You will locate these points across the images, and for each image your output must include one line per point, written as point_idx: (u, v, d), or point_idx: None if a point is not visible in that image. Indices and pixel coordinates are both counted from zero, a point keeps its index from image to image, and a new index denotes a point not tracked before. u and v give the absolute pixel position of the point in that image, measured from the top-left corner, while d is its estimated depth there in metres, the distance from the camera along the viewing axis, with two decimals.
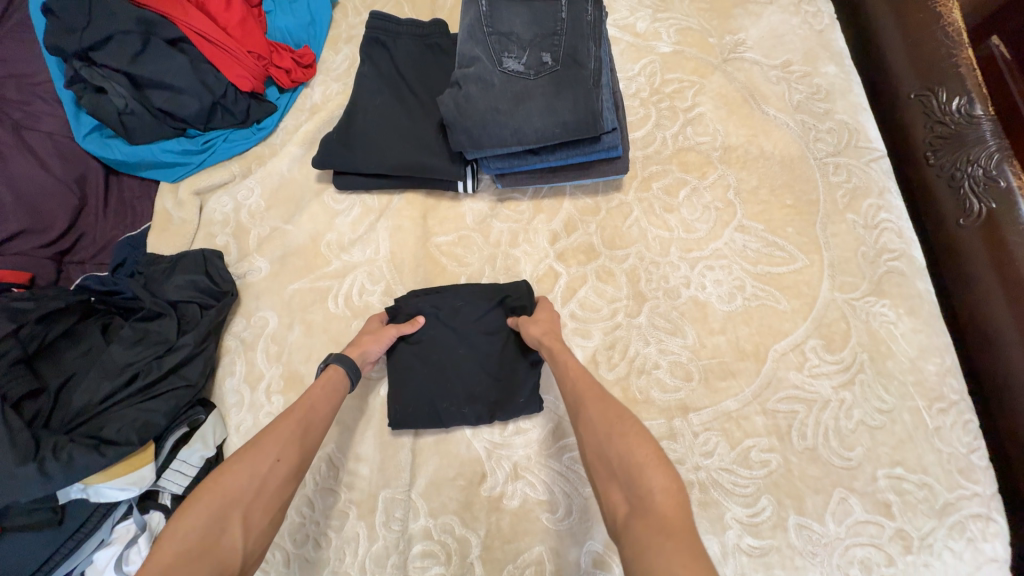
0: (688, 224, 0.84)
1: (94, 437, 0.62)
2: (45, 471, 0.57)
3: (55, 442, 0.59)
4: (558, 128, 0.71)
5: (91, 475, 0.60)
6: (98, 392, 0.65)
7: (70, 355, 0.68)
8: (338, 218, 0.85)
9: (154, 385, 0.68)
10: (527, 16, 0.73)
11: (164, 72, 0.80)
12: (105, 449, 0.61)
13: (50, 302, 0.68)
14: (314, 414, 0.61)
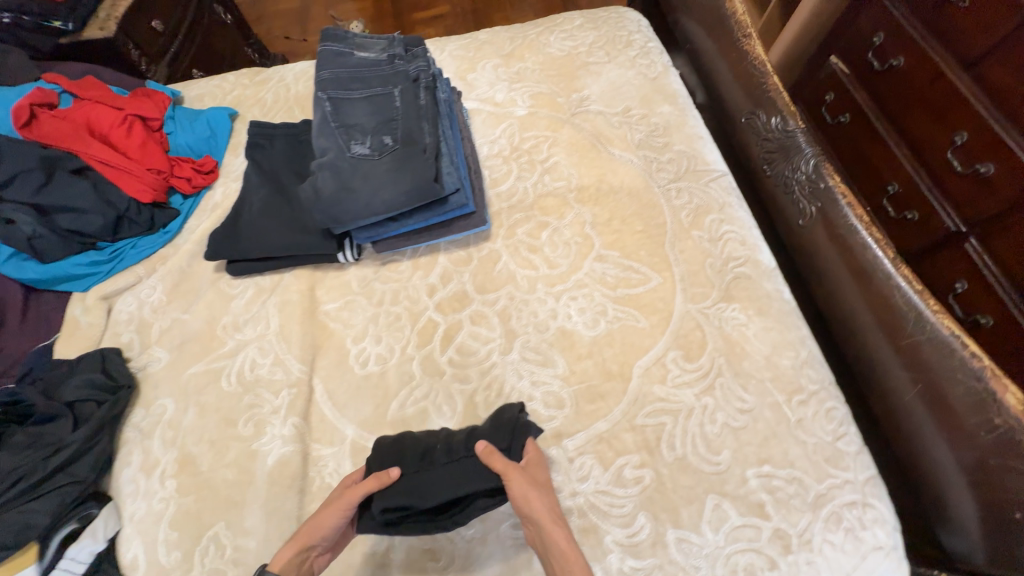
0: (552, 261, 0.92)
1: None
2: None
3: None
4: (402, 197, 0.80)
5: None
6: None
7: None
8: (233, 302, 0.92)
9: (41, 485, 0.72)
10: (367, 109, 0.85)
11: (67, 198, 0.91)
12: None
13: None
14: None
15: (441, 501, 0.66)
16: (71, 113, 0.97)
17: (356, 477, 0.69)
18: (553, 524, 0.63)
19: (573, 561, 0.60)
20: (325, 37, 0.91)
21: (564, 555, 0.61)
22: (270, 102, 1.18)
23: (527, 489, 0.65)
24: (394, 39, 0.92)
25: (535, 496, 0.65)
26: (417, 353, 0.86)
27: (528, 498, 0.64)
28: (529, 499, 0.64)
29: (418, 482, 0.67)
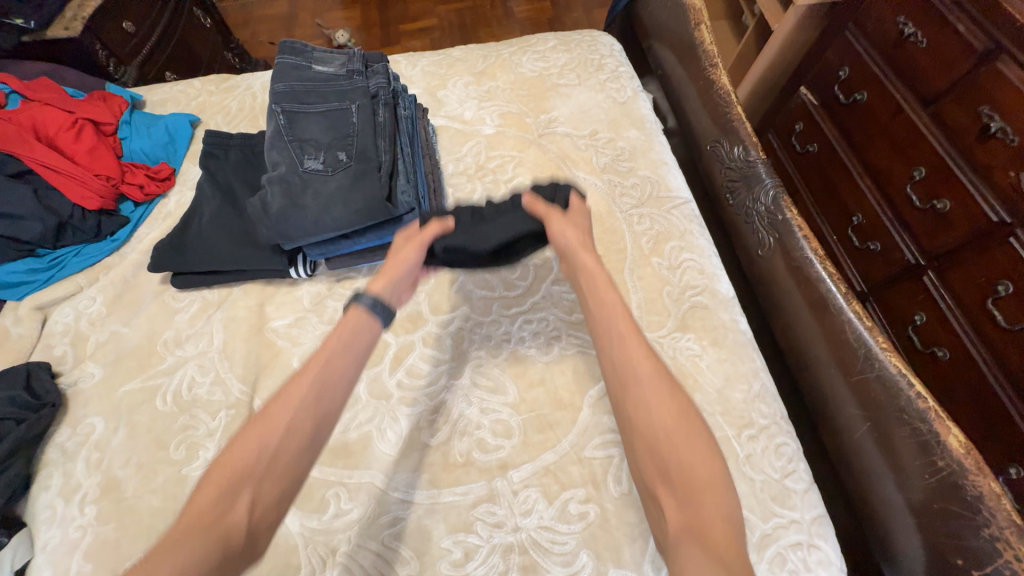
0: (510, 283, 0.90)
1: None
2: None
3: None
4: (353, 216, 0.78)
5: None
6: None
7: None
8: (177, 315, 0.89)
9: None
10: (323, 124, 0.83)
11: (3, 202, 0.88)
12: None
13: None
14: (336, 360, 0.63)
15: (496, 243, 0.74)
16: (18, 116, 0.94)
17: (416, 226, 0.77)
18: (580, 250, 0.73)
19: (599, 278, 0.71)
20: (284, 49, 0.89)
21: (592, 277, 0.71)
22: (234, 110, 1.15)
23: (565, 228, 0.74)
24: (355, 54, 0.91)
25: (572, 234, 0.73)
26: (365, 374, 0.83)
27: (565, 232, 0.73)
28: (565, 233, 0.73)
29: (474, 228, 0.75)
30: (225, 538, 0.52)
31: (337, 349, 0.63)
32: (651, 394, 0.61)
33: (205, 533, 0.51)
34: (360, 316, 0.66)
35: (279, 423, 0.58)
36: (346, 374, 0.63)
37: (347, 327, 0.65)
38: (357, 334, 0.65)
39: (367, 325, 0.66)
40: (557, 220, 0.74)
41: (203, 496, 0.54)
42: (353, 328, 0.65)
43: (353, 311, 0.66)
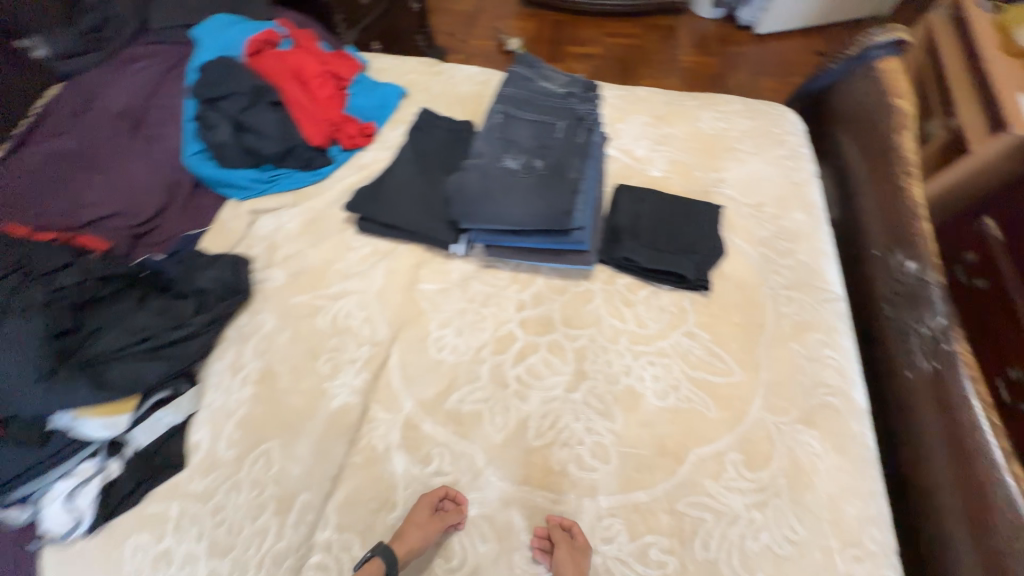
0: (641, 320, 0.93)
1: (99, 376, 0.74)
2: (52, 391, 0.69)
3: (61, 372, 0.71)
4: (532, 219, 0.86)
5: (86, 407, 0.72)
6: (114, 343, 0.78)
7: (109, 310, 0.82)
8: (350, 253, 1.02)
9: (160, 348, 0.82)
10: (530, 131, 0.93)
11: (259, 122, 1.07)
12: (104, 388, 0.73)
13: (115, 266, 0.87)
14: None
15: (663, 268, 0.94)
16: (287, 58, 1.15)
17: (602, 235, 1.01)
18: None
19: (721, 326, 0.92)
20: (517, 60, 1.02)
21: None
22: (436, 94, 1.31)
23: (565, 564, 0.67)
24: (577, 79, 1.00)
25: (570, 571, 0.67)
26: (490, 357, 0.90)
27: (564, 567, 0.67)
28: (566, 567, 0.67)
29: (651, 253, 0.96)
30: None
31: None
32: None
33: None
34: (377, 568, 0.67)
35: None
36: None
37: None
38: None
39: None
40: (564, 549, 0.69)
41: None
42: None
43: (374, 562, 0.68)
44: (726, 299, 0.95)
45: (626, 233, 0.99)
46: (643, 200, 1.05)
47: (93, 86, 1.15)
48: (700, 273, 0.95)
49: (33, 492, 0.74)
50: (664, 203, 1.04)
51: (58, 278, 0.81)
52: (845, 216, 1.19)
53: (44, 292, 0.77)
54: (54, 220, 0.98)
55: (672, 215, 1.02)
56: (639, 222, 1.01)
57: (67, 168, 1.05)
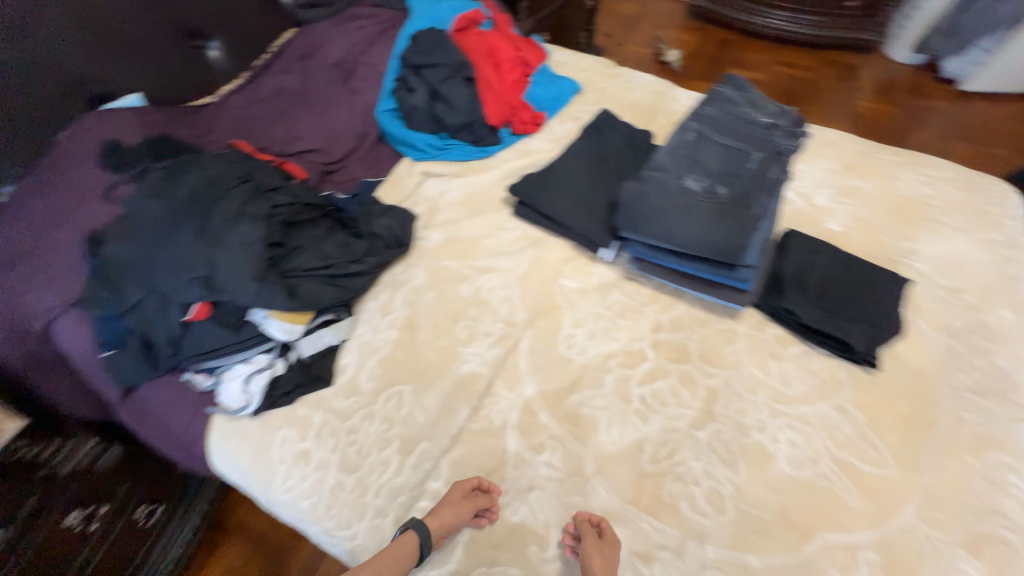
0: (787, 378, 0.87)
1: (291, 287, 0.86)
2: (261, 291, 0.82)
3: (267, 277, 0.85)
4: (702, 244, 0.83)
5: (277, 310, 0.84)
6: (305, 263, 0.89)
7: (305, 233, 0.95)
8: (502, 232, 1.06)
9: (336, 277, 0.92)
10: (721, 156, 0.90)
11: (451, 93, 1.15)
12: (294, 299, 0.85)
13: (313, 197, 0.99)
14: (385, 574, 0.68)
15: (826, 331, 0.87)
16: (488, 39, 1.23)
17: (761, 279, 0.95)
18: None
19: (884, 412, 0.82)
20: (724, 81, 1.00)
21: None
22: (609, 96, 1.31)
23: (593, 555, 0.68)
24: (787, 113, 0.95)
25: (598, 564, 0.67)
26: (616, 369, 0.90)
27: (591, 559, 0.67)
28: (593, 560, 0.67)
29: (816, 311, 0.88)
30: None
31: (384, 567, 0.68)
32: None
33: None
34: (410, 542, 0.70)
35: None
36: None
37: (400, 550, 0.70)
38: (403, 562, 0.69)
39: (411, 554, 0.70)
40: (591, 542, 0.69)
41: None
42: (404, 554, 0.69)
43: (408, 536, 0.71)
44: (893, 383, 0.85)
45: (790, 284, 0.93)
46: (817, 252, 0.97)
47: (320, 36, 1.31)
48: (870, 347, 0.86)
49: (218, 366, 0.88)
50: (840, 262, 0.95)
51: (274, 194, 0.95)
52: None
53: (266, 205, 0.91)
54: (271, 146, 1.14)
55: (848, 277, 0.93)
56: (809, 273, 0.94)
57: (288, 103, 1.22)
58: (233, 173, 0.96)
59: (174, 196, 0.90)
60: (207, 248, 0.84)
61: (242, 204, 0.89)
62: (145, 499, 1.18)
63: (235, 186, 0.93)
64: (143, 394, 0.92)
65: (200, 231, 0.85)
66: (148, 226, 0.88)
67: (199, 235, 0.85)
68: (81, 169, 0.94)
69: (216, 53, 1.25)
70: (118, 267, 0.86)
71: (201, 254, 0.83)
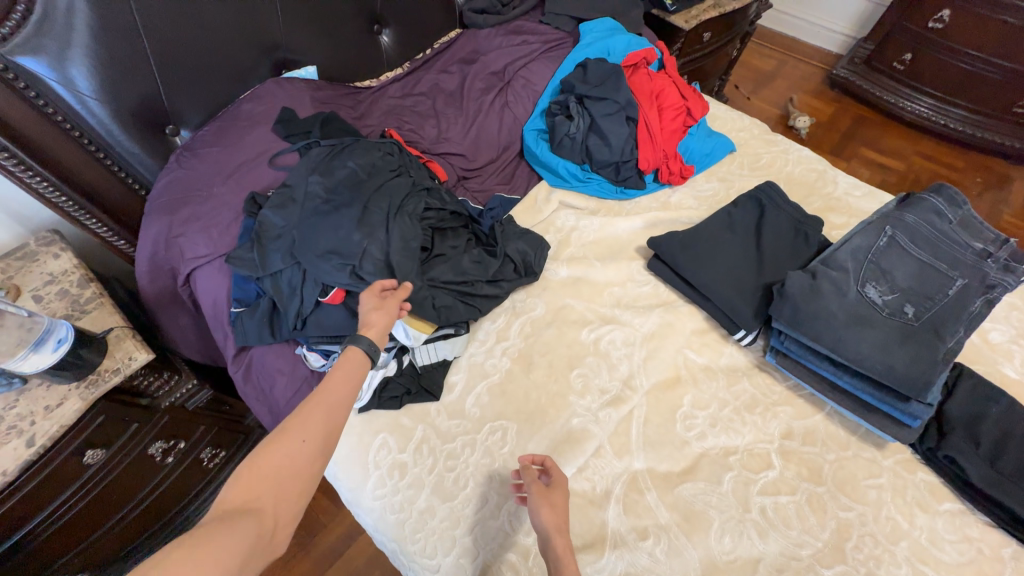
0: (937, 538, 0.76)
1: (426, 296, 0.86)
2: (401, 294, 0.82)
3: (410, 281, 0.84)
4: (879, 366, 0.74)
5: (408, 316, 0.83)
6: (443, 273, 0.89)
7: (446, 241, 0.95)
8: (632, 284, 1.01)
9: (467, 294, 0.91)
10: (912, 272, 0.82)
11: (610, 129, 1.12)
12: (428, 309, 0.84)
13: (452, 204, 0.99)
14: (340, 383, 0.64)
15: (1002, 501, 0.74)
16: (656, 83, 1.20)
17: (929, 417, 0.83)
18: (557, 533, 0.63)
19: None
20: (935, 190, 0.90)
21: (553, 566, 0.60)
22: (764, 162, 1.23)
23: (540, 504, 0.66)
24: (1000, 241, 0.84)
25: (547, 513, 0.65)
26: (737, 468, 0.82)
27: (538, 510, 0.65)
28: (540, 509, 0.66)
29: (996, 475, 0.76)
30: (310, 495, 0.56)
31: (339, 381, 0.64)
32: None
33: (256, 521, 0.51)
34: (356, 355, 0.68)
35: (303, 438, 0.58)
36: (347, 391, 0.64)
37: (348, 364, 0.67)
38: (356, 372, 0.67)
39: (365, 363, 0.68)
40: (538, 491, 0.68)
41: (291, 449, 0.56)
42: (353, 367, 0.67)
43: (353, 352, 0.68)
44: None
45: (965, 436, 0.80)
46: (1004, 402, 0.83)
47: (486, 43, 1.31)
48: None
49: (334, 352, 0.88)
50: None
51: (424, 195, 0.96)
52: None
53: (417, 207, 0.92)
54: (420, 142, 1.14)
55: None
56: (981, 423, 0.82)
57: (443, 102, 1.22)
58: (389, 165, 0.96)
59: (335, 176, 0.91)
60: (361, 236, 0.84)
61: (400, 200, 0.91)
62: (212, 443, 1.19)
63: (391, 179, 0.94)
64: (252, 356, 0.92)
65: (358, 218, 0.85)
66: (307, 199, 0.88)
67: (355, 222, 0.85)
68: (256, 130, 0.98)
69: (386, 40, 1.30)
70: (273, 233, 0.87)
71: (356, 243, 0.83)
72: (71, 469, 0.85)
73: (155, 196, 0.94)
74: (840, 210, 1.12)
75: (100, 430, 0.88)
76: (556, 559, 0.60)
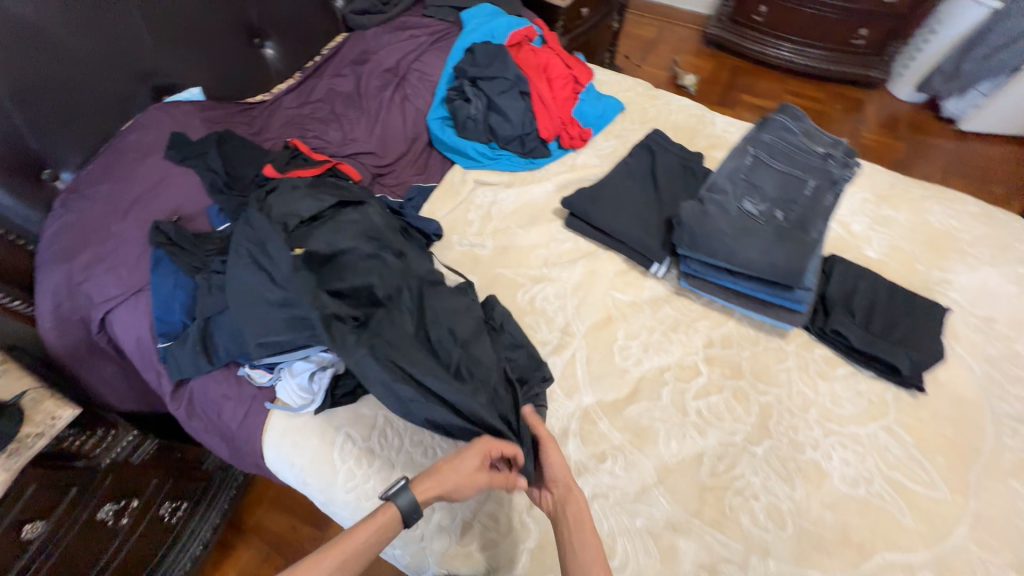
0: (837, 398, 0.89)
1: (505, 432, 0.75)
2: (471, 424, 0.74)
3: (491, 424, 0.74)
4: (765, 266, 0.86)
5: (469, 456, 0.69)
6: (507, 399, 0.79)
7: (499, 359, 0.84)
8: (554, 243, 1.08)
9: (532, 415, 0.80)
10: (777, 182, 0.95)
11: (508, 106, 1.19)
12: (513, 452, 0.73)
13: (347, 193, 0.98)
14: (357, 551, 0.62)
15: (875, 354, 0.89)
16: (540, 56, 1.29)
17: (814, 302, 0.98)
18: (564, 474, 0.73)
19: (931, 434, 0.85)
20: (781, 110, 1.05)
21: (580, 512, 0.69)
22: (652, 115, 1.35)
23: (551, 448, 0.75)
24: (838, 143, 1.01)
25: (556, 457, 0.74)
26: (672, 382, 0.92)
27: (560, 466, 0.73)
28: (560, 466, 0.74)
29: (870, 335, 0.91)
30: None
31: (356, 544, 0.62)
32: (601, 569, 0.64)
33: None
34: (388, 515, 0.65)
35: None
36: (358, 559, 0.62)
37: (379, 522, 0.64)
38: (380, 536, 0.64)
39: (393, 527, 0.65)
40: (551, 444, 0.75)
41: None
42: (382, 527, 0.64)
43: (389, 509, 0.65)
44: (936, 407, 0.88)
45: (842, 310, 0.95)
46: (864, 277, 1.00)
47: (374, 41, 1.33)
48: (916, 369, 0.89)
49: (277, 363, 0.87)
50: (886, 287, 0.98)
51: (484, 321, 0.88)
52: None
53: (487, 343, 0.83)
54: (326, 147, 1.15)
55: (892, 303, 0.96)
56: (853, 298, 0.97)
57: (343, 105, 1.23)
58: (438, 291, 0.88)
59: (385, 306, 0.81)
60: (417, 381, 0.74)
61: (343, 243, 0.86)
62: (170, 495, 1.13)
63: (457, 312, 0.86)
64: (193, 388, 0.90)
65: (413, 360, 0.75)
66: (370, 338, 0.75)
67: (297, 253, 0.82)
68: (147, 160, 0.94)
69: (270, 53, 1.28)
70: (216, 272, 0.87)
71: (445, 387, 0.73)
72: (9, 548, 0.78)
73: (47, 246, 0.88)
74: (720, 146, 1.26)
75: (35, 500, 0.82)
76: (565, 490, 0.72)
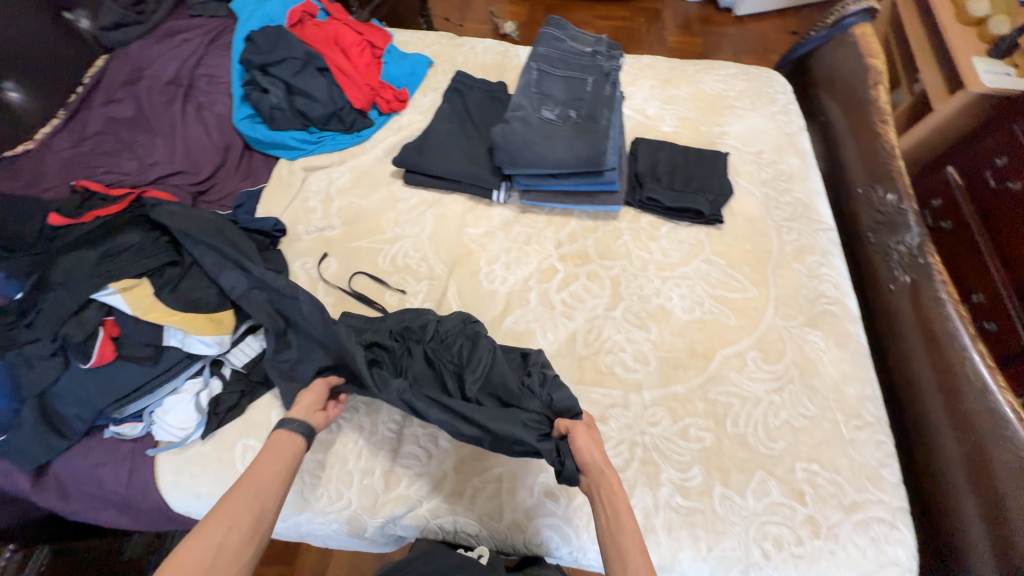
0: (665, 251, 1.06)
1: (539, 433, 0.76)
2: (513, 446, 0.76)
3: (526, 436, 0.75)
4: (572, 160, 0.98)
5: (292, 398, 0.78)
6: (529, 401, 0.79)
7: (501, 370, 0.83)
8: (400, 203, 1.12)
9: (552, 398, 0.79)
10: (564, 87, 1.07)
11: (310, 87, 1.18)
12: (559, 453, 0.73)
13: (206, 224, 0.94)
14: (268, 468, 0.66)
15: (681, 206, 1.07)
16: (326, 29, 1.28)
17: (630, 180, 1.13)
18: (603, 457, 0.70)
19: (737, 252, 1.05)
20: (548, 23, 1.16)
21: (614, 493, 0.66)
22: (460, 62, 1.41)
23: (586, 438, 0.72)
24: (600, 40, 1.15)
25: (589, 442, 0.72)
26: (537, 286, 1.02)
27: (592, 449, 0.71)
28: (593, 449, 0.71)
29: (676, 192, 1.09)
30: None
31: (265, 463, 0.67)
32: (636, 554, 0.60)
33: None
34: (285, 436, 0.71)
35: (221, 525, 0.58)
36: (278, 471, 0.66)
37: (278, 446, 0.69)
38: (287, 452, 0.69)
39: (295, 441, 0.71)
40: (584, 431, 0.73)
41: (204, 541, 0.56)
42: (284, 448, 0.69)
43: (280, 433, 0.71)
44: (736, 231, 1.08)
45: (653, 180, 1.11)
46: (663, 148, 1.17)
47: (142, 56, 1.21)
48: (714, 207, 1.08)
49: (145, 408, 0.83)
50: (681, 150, 1.16)
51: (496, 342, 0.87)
52: (823, 150, 1.32)
53: (486, 361, 0.83)
54: (124, 179, 1.05)
55: (687, 162, 1.14)
56: (658, 167, 1.14)
57: (130, 132, 1.13)
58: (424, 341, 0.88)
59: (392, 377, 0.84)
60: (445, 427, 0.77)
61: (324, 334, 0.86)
62: None
63: (469, 351, 0.86)
64: (59, 469, 0.82)
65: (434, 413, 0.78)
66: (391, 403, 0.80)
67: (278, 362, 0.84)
68: None
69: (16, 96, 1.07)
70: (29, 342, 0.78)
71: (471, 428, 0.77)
72: None
73: None
74: None
75: None
76: (601, 473, 0.68)
